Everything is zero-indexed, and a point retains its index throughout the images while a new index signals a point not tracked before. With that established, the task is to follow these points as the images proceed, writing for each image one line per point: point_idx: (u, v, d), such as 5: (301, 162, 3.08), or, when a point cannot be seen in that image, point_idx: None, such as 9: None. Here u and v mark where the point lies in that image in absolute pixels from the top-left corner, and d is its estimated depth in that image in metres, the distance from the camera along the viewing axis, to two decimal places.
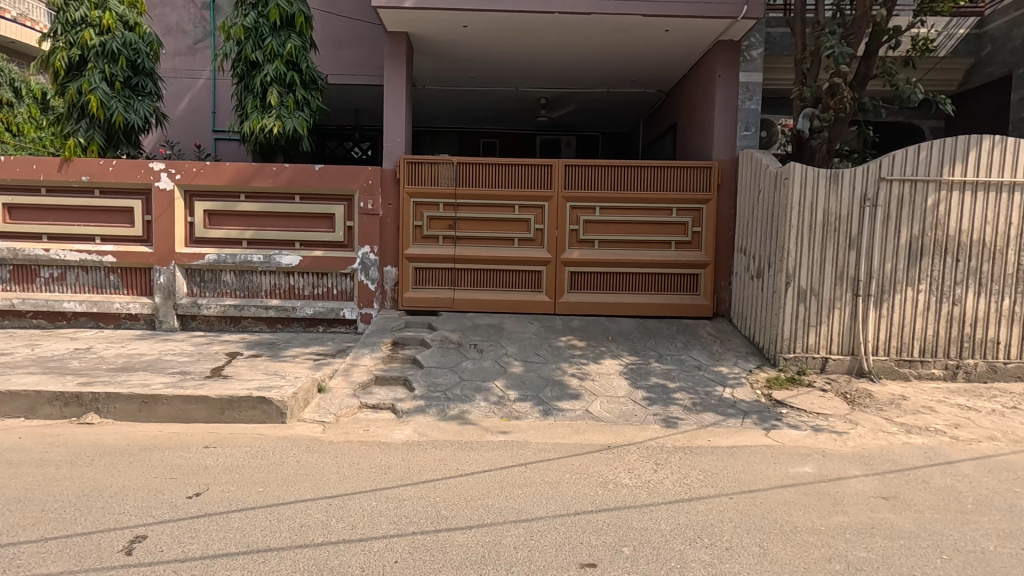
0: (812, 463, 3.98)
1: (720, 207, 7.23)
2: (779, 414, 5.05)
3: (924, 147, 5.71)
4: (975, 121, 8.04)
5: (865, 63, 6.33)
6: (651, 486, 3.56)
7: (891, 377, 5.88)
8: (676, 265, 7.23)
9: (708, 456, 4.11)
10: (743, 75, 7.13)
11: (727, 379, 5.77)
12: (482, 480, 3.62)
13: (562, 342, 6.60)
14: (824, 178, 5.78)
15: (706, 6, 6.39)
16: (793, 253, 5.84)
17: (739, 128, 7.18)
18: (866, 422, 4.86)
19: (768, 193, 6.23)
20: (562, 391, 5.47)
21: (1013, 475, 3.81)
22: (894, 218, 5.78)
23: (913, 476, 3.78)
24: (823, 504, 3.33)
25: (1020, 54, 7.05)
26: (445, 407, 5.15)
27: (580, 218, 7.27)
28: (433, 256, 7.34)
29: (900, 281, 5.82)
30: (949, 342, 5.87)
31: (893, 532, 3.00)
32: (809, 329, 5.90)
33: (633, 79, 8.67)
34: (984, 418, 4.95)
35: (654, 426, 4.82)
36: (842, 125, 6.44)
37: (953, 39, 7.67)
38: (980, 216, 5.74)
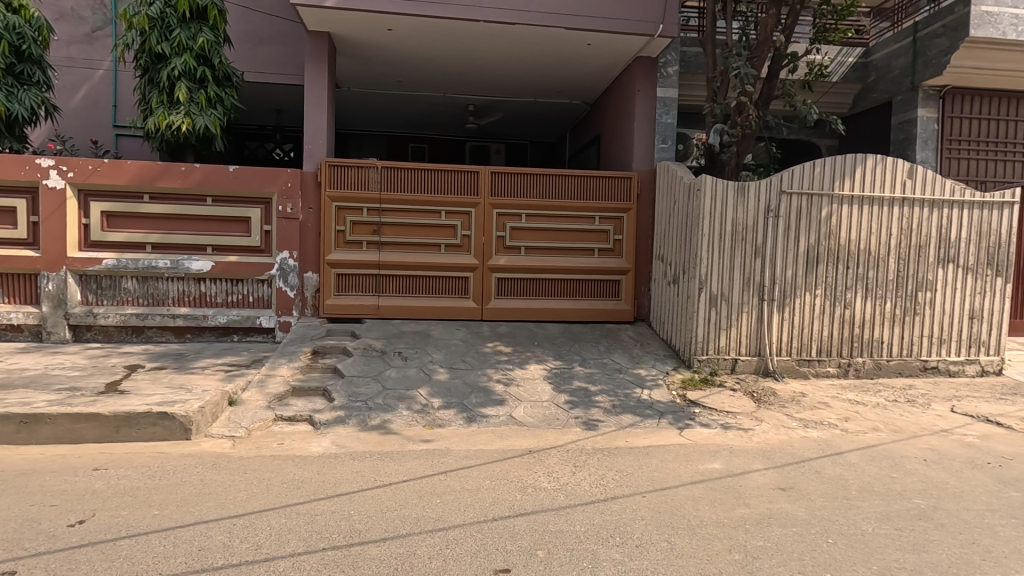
0: (720, 460, 4.20)
1: (639, 216, 7.53)
2: (692, 413, 5.31)
3: (819, 164, 6.22)
4: (862, 142, 8.85)
5: (768, 85, 6.79)
6: (568, 489, 3.63)
7: (793, 376, 6.34)
8: (598, 272, 7.45)
9: (624, 457, 4.25)
10: (661, 90, 7.47)
11: (645, 381, 6.00)
12: (400, 491, 3.55)
13: (488, 347, 6.62)
14: (732, 189, 6.16)
15: (625, 23, 6.66)
16: (705, 260, 6.16)
17: (657, 140, 7.52)
18: (770, 418, 5.21)
19: (683, 203, 6.56)
20: (487, 397, 5.48)
21: (891, 463, 4.20)
22: (793, 228, 6.25)
23: (807, 467, 4.08)
24: (726, 498, 3.53)
25: (899, 82, 7.84)
26: (366, 417, 5.01)
27: (506, 225, 7.34)
28: (357, 262, 7.15)
29: (799, 287, 6.30)
30: (841, 343, 6.40)
31: (787, 521, 3.22)
32: (720, 332, 6.25)
33: (559, 90, 8.90)
34: (870, 411, 5.44)
35: (575, 429, 4.92)
36: (748, 141, 6.91)
37: (844, 66, 8.42)
38: (867, 227, 6.32)
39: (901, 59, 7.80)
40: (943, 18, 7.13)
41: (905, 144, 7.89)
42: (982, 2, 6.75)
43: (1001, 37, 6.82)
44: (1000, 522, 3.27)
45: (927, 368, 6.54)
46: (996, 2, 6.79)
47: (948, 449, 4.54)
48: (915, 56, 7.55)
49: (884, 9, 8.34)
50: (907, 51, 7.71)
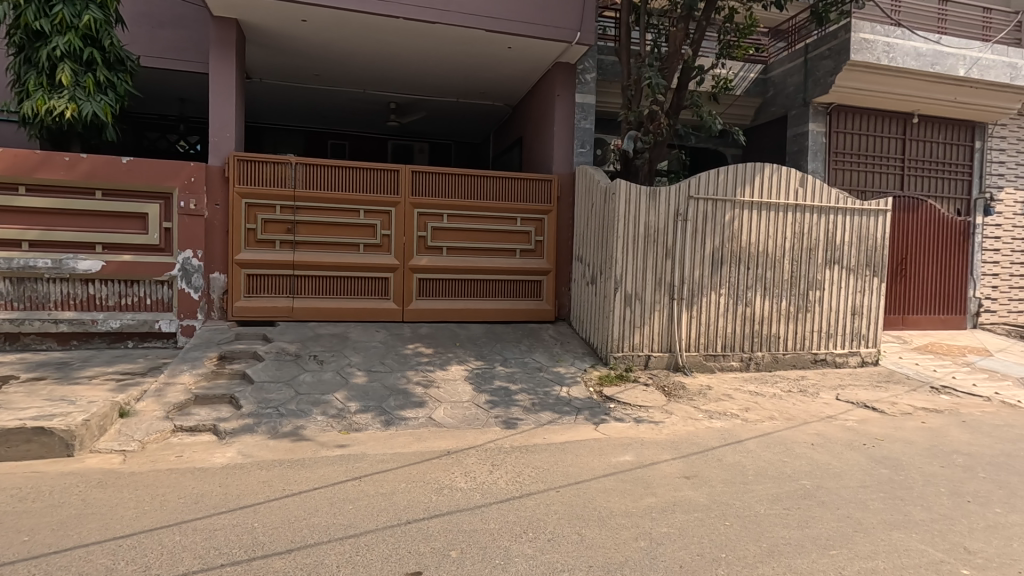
0: (631, 452, 4.38)
1: (560, 218, 7.72)
2: (607, 409, 5.50)
3: (723, 171, 6.64)
4: (762, 152, 9.52)
5: (677, 95, 7.12)
6: (485, 487, 3.65)
7: (700, 370, 6.73)
8: (520, 272, 7.54)
9: (541, 453, 4.33)
10: (579, 96, 7.69)
11: (564, 379, 6.15)
12: (311, 499, 3.42)
13: (409, 349, 6.51)
14: (644, 194, 6.46)
15: (544, 29, 6.80)
16: (620, 261, 6.41)
17: (576, 145, 7.73)
18: (679, 411, 5.49)
19: (600, 206, 6.80)
20: (406, 400, 5.39)
21: (784, 448, 4.57)
22: (700, 231, 6.63)
23: (710, 456, 4.34)
24: (635, 489, 3.68)
25: (794, 98, 8.54)
26: (277, 424, 4.78)
27: (427, 225, 7.26)
28: (269, 262, 6.81)
29: (707, 286, 6.69)
30: (743, 338, 6.87)
31: (689, 507, 3.41)
32: (634, 330, 6.52)
33: (481, 92, 8.93)
34: (767, 401, 5.88)
35: (495, 428, 4.95)
36: (660, 148, 7.27)
37: (746, 81, 9.06)
38: (765, 231, 6.83)
39: (795, 78, 8.51)
40: (829, 42, 7.92)
41: (799, 155, 8.58)
42: (861, 30, 7.58)
43: (876, 62, 7.69)
44: (871, 497, 3.64)
45: (817, 360, 7.16)
46: (872, 31, 7.65)
47: (831, 433, 4.99)
48: (806, 75, 8.28)
49: (780, 30, 9.09)
50: (799, 70, 8.44)
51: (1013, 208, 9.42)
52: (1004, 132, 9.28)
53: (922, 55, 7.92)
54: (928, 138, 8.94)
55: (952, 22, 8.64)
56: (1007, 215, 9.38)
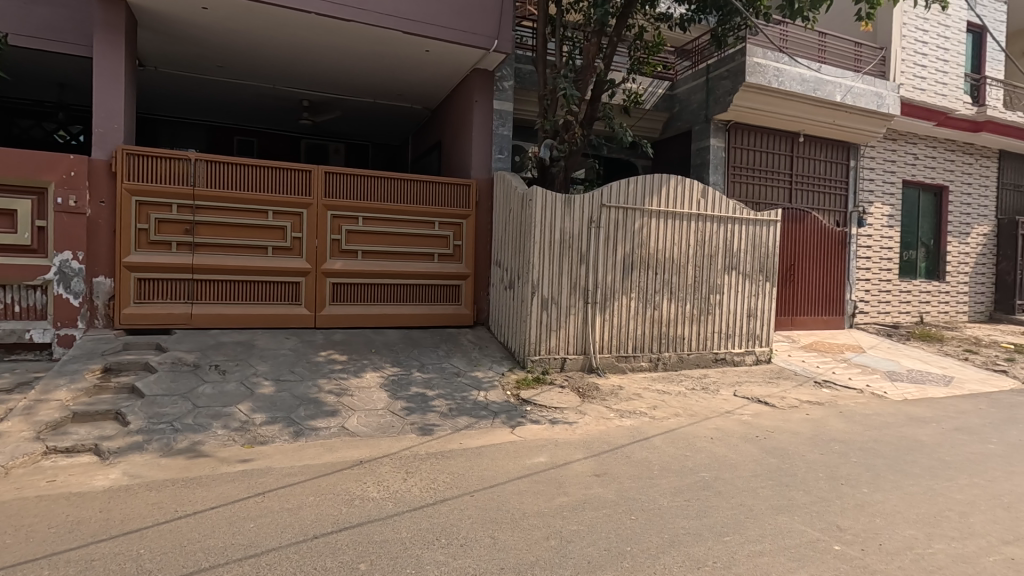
0: (545, 453, 4.47)
1: (478, 223, 7.75)
2: (524, 411, 5.59)
3: (633, 181, 6.97)
4: (669, 164, 10.09)
5: (591, 106, 7.42)
6: (398, 496, 3.58)
7: (613, 371, 7.01)
8: (439, 277, 7.49)
9: (456, 459, 4.32)
10: (497, 103, 7.79)
11: (482, 383, 6.17)
12: (207, 519, 3.19)
13: (321, 356, 6.27)
14: (559, 201, 6.64)
15: (461, 34, 6.83)
16: (537, 266, 6.54)
17: (494, 151, 7.82)
18: (592, 411, 5.68)
19: (517, 212, 6.91)
20: (317, 409, 5.18)
21: (686, 443, 4.85)
22: (613, 237, 6.92)
23: (620, 453, 4.53)
24: (548, 489, 3.76)
25: (697, 114, 9.14)
26: (170, 440, 4.42)
27: (342, 228, 7.03)
28: (164, 265, 6.31)
29: (619, 291, 6.99)
30: (652, 340, 7.23)
31: (599, 504, 3.54)
32: (551, 333, 6.68)
33: (399, 94, 8.80)
34: (673, 399, 6.23)
35: (410, 435, 4.87)
36: (575, 157, 7.52)
37: (654, 96, 9.58)
38: (671, 239, 7.24)
39: (698, 95, 9.13)
40: (727, 64, 8.60)
41: (701, 168, 9.15)
42: (754, 54, 8.31)
43: (767, 84, 8.44)
44: (760, 485, 3.95)
45: (718, 359, 7.68)
46: (764, 56, 8.42)
47: (729, 427, 5.37)
48: (708, 94, 8.92)
49: (685, 50, 9.70)
50: (702, 89, 9.06)
51: (881, 221, 10.63)
52: (873, 154, 10.47)
53: (806, 80, 8.80)
54: (812, 155, 9.87)
55: (831, 53, 9.65)
56: (875, 227, 10.56)
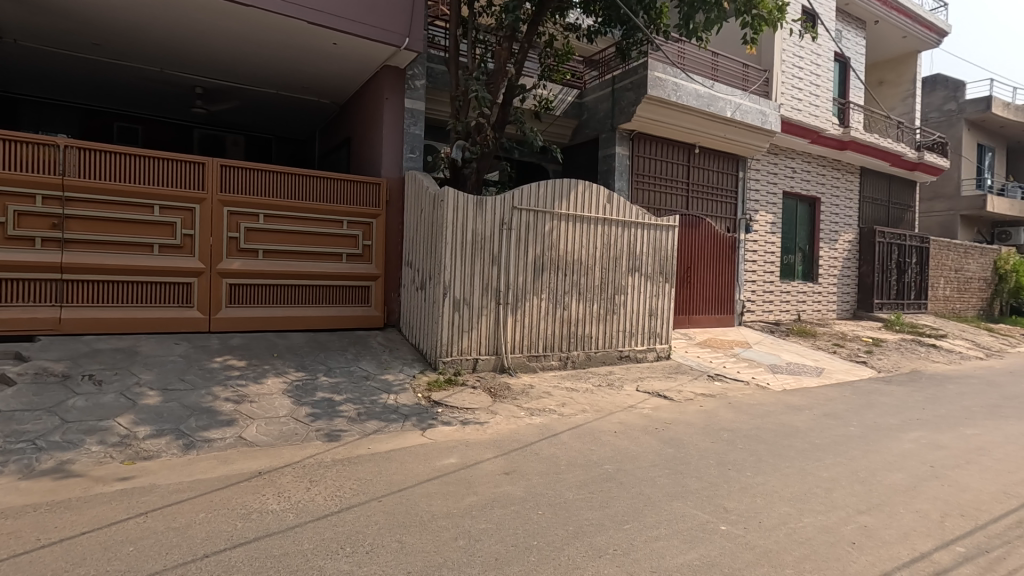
0: (456, 454, 4.48)
1: (388, 223, 7.60)
2: (435, 413, 5.55)
3: (543, 185, 7.16)
4: (577, 169, 10.46)
5: (502, 109, 7.53)
6: (300, 506, 3.44)
7: (524, 370, 7.14)
8: (347, 277, 7.25)
9: (364, 464, 4.21)
10: (408, 101, 7.69)
11: (392, 387, 6.05)
12: (77, 546, 2.88)
13: (216, 362, 5.85)
14: (471, 202, 6.68)
15: (372, 30, 6.67)
16: (449, 267, 6.53)
17: (405, 150, 7.71)
18: (503, 410, 5.75)
19: (428, 213, 6.86)
20: (211, 419, 4.83)
21: (592, 437, 5.06)
22: (523, 239, 7.06)
23: (529, 450, 4.63)
24: (457, 490, 3.76)
25: (604, 123, 9.56)
26: (32, 461, 3.93)
27: (240, 226, 6.60)
28: (27, 264, 5.61)
29: (529, 292, 7.14)
30: (562, 339, 7.45)
31: (507, 501, 3.60)
32: (463, 334, 6.69)
33: (305, 86, 8.42)
34: (580, 395, 6.46)
35: (315, 442, 4.67)
36: (486, 159, 7.60)
37: (564, 103, 9.89)
38: (580, 242, 7.51)
39: (605, 105, 9.57)
40: (631, 77, 9.09)
41: (608, 174, 9.57)
42: (655, 69, 8.84)
43: (666, 97, 9.00)
44: (657, 474, 4.20)
45: (622, 357, 8.06)
46: (664, 71, 8.99)
47: (631, 421, 5.66)
48: (614, 103, 9.38)
49: (593, 60, 10.11)
50: (608, 99, 9.51)
51: (765, 228, 11.68)
52: (758, 167, 11.49)
53: (701, 96, 9.50)
54: (706, 166, 10.65)
55: (722, 72, 10.48)
56: (760, 233, 11.59)
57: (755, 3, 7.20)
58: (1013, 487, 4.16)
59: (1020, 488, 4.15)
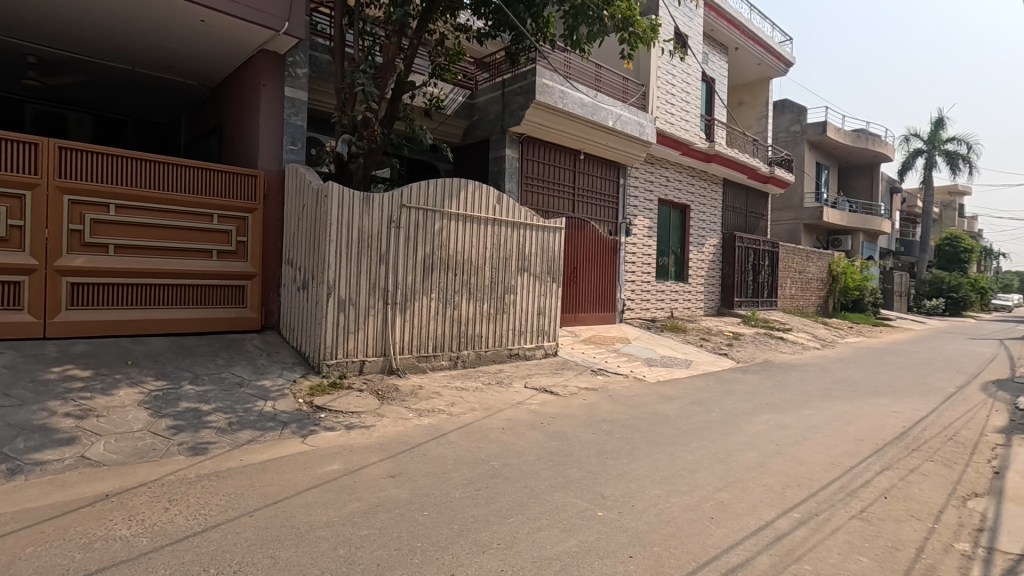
0: (339, 460, 4.30)
1: (266, 218, 7.10)
2: (317, 419, 5.29)
3: (431, 184, 7.10)
4: (467, 169, 10.51)
5: (391, 105, 7.37)
6: (157, 529, 3.10)
7: (413, 371, 7.03)
8: (217, 277, 6.67)
9: (235, 477, 3.90)
10: (288, 89, 7.25)
11: (269, 393, 5.67)
12: None
13: (52, 373, 5.10)
14: (357, 199, 6.45)
15: (247, 10, 6.22)
16: (333, 266, 6.25)
17: (285, 141, 7.26)
18: (390, 413, 5.62)
19: (311, 208, 6.52)
20: (45, 439, 4.20)
21: (479, 435, 5.11)
22: (412, 238, 6.95)
23: (416, 452, 4.58)
24: (339, 497, 3.62)
25: (494, 124, 9.70)
26: None
27: (86, 217, 5.83)
28: None
29: (419, 291, 7.05)
30: (451, 338, 7.44)
31: (391, 505, 3.52)
32: (348, 336, 6.44)
33: (168, 65, 7.63)
34: (469, 394, 6.50)
35: (177, 457, 4.25)
36: (373, 155, 7.38)
37: (455, 103, 9.90)
38: (469, 242, 7.54)
39: (495, 107, 9.72)
40: (520, 81, 9.32)
41: (498, 175, 9.71)
42: (543, 76, 9.15)
43: (553, 103, 9.35)
44: (541, 467, 4.35)
45: (511, 355, 8.23)
46: (551, 78, 9.34)
47: (519, 417, 5.80)
48: (504, 106, 9.57)
49: (484, 62, 10.23)
50: (498, 101, 9.67)
51: (643, 231, 12.54)
52: (637, 174, 12.30)
53: (585, 105, 9.99)
54: (591, 172, 11.20)
55: (605, 83, 11.10)
56: (638, 236, 12.42)
57: (632, 20, 7.69)
58: (839, 458, 4.84)
59: (843, 458, 4.84)
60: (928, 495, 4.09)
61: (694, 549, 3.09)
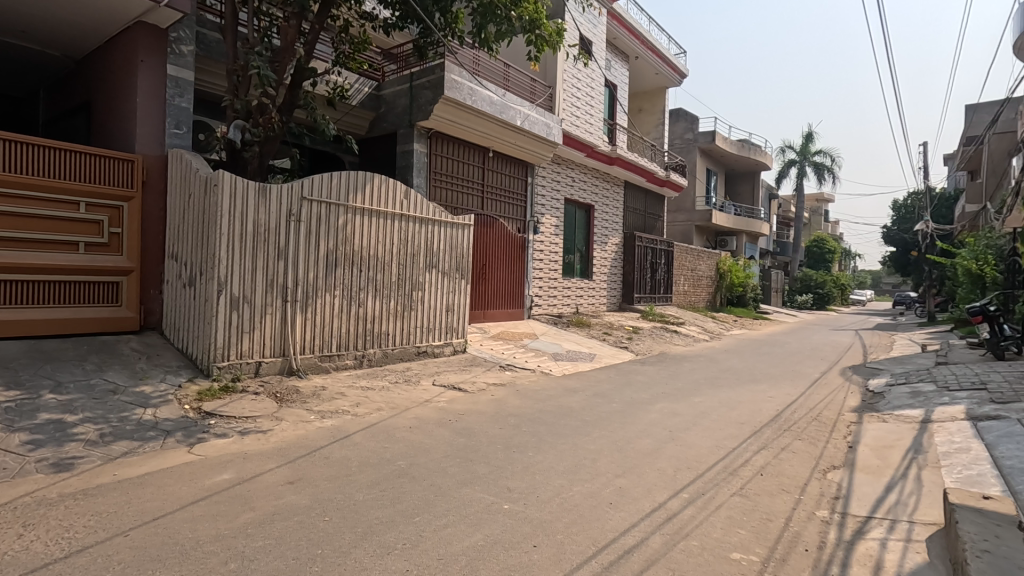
0: (231, 469, 4.02)
1: (145, 208, 6.47)
2: (206, 425, 4.90)
3: (335, 177, 6.82)
4: (374, 162, 10.20)
5: (290, 91, 6.99)
6: (9, 559, 2.73)
7: (315, 371, 6.72)
8: (85, 272, 5.97)
9: (107, 495, 3.53)
10: (171, 67, 6.64)
11: (150, 400, 5.18)
12: None
13: None
14: (251, 190, 6.06)
15: None
16: (225, 261, 5.83)
17: (168, 124, 6.64)
18: (289, 416, 5.34)
19: (198, 198, 6.03)
20: None
21: (385, 435, 5.00)
22: (313, 233, 6.64)
23: (317, 455, 4.39)
24: (230, 508, 3.38)
25: (402, 118, 9.50)
26: None
27: None
28: None
29: (321, 288, 6.75)
30: (357, 337, 7.20)
31: (290, 512, 3.36)
32: (242, 336, 6.05)
33: (22, 32, 6.70)
34: (376, 394, 6.33)
35: (35, 476, 3.76)
36: (271, 143, 6.95)
37: (361, 94, 9.59)
38: (376, 237, 7.34)
39: (403, 100, 9.52)
40: (429, 76, 9.20)
41: (405, 170, 9.51)
42: (451, 71, 9.10)
43: (463, 100, 9.32)
44: (448, 464, 4.35)
45: (420, 352, 8.13)
46: (460, 75, 9.31)
47: (426, 415, 5.74)
48: (412, 100, 9.40)
49: (391, 53, 9.99)
50: (406, 94, 9.49)
51: (550, 230, 12.88)
52: (545, 174, 12.60)
53: (494, 103, 10.06)
54: (500, 169, 11.31)
55: (513, 83, 11.25)
56: (546, 234, 12.74)
57: (539, 23, 7.84)
58: (723, 441, 5.29)
59: (727, 441, 5.29)
60: (796, 470, 4.58)
61: (594, 534, 3.25)
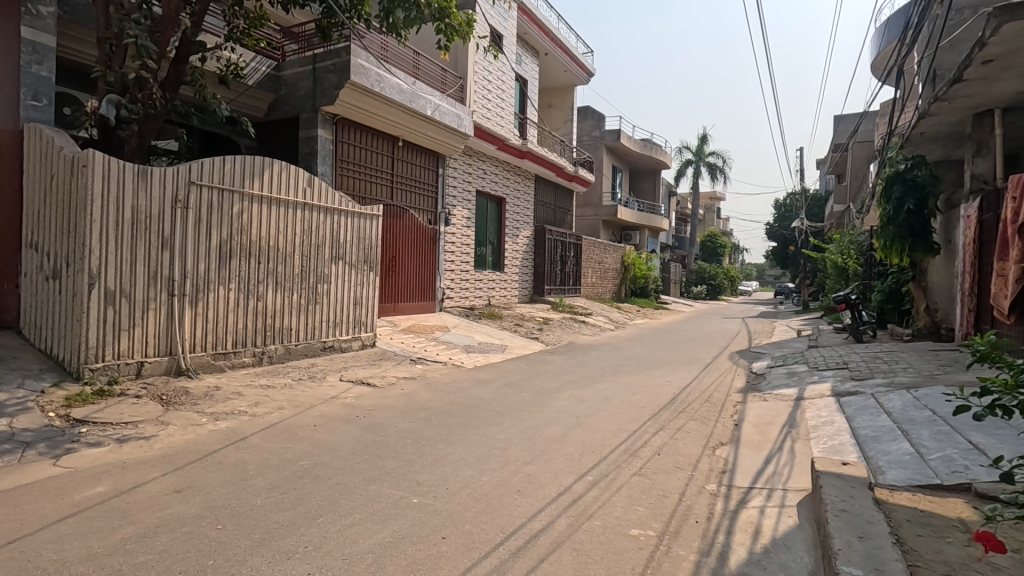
0: (106, 481, 3.64)
1: None
2: (76, 434, 4.39)
3: (228, 161, 6.34)
4: (274, 147, 9.58)
5: (175, 66, 6.39)
6: None
7: (208, 371, 6.23)
8: None
9: None
10: (26, 30, 5.82)
11: (4, 408, 4.54)
12: None
13: None
14: (129, 172, 5.49)
15: None
16: (98, 251, 5.24)
17: (24, 94, 5.80)
18: (177, 420, 4.92)
19: (63, 181, 5.36)
20: None
21: (286, 435, 4.75)
22: (203, 221, 6.14)
23: (209, 460, 4.09)
24: (105, 524, 3.06)
25: (305, 101, 9.01)
26: None
27: None
28: None
29: (213, 281, 6.27)
30: (255, 333, 6.77)
31: (177, 523, 3.10)
32: (120, 334, 5.47)
33: None
34: (277, 392, 6.00)
35: None
36: (152, 122, 6.32)
37: (258, 73, 8.99)
38: (275, 227, 6.93)
39: (305, 82, 9.02)
40: (333, 58, 8.80)
41: (309, 157, 9.04)
42: (358, 56, 8.75)
43: (370, 86, 9.00)
44: (354, 461, 4.22)
45: (325, 348, 7.79)
46: (366, 60, 8.98)
47: (332, 412, 5.53)
48: (315, 83, 8.94)
49: (291, 32, 9.43)
50: (308, 76, 9.00)
51: (462, 222, 12.83)
52: (455, 165, 12.52)
53: (403, 91, 9.81)
54: (409, 159, 11.08)
55: (423, 72, 11.05)
56: (457, 226, 12.68)
57: (448, 12, 7.71)
58: (625, 424, 5.57)
59: (628, 424, 5.58)
60: (689, 448, 4.93)
61: (502, 521, 3.31)
